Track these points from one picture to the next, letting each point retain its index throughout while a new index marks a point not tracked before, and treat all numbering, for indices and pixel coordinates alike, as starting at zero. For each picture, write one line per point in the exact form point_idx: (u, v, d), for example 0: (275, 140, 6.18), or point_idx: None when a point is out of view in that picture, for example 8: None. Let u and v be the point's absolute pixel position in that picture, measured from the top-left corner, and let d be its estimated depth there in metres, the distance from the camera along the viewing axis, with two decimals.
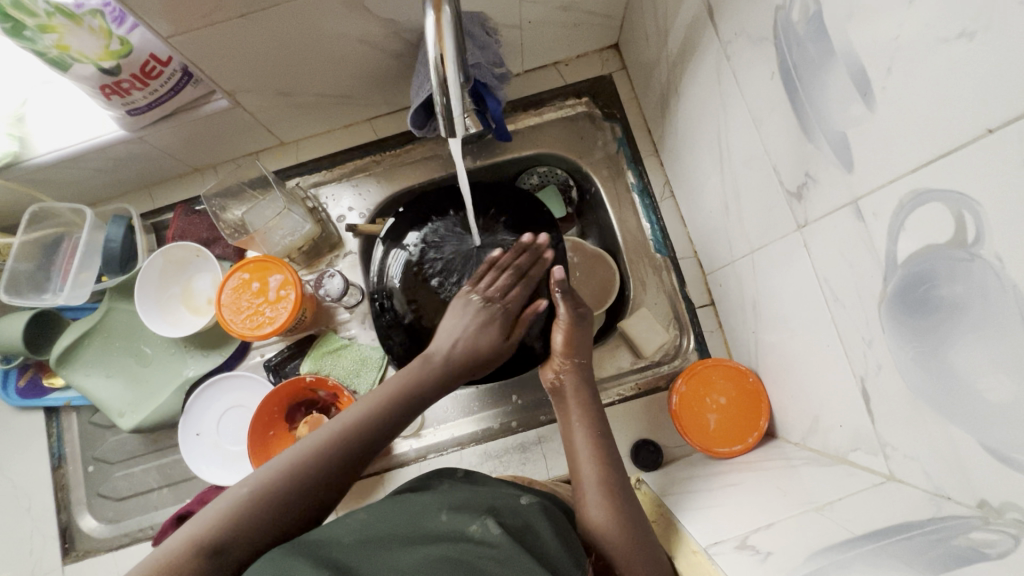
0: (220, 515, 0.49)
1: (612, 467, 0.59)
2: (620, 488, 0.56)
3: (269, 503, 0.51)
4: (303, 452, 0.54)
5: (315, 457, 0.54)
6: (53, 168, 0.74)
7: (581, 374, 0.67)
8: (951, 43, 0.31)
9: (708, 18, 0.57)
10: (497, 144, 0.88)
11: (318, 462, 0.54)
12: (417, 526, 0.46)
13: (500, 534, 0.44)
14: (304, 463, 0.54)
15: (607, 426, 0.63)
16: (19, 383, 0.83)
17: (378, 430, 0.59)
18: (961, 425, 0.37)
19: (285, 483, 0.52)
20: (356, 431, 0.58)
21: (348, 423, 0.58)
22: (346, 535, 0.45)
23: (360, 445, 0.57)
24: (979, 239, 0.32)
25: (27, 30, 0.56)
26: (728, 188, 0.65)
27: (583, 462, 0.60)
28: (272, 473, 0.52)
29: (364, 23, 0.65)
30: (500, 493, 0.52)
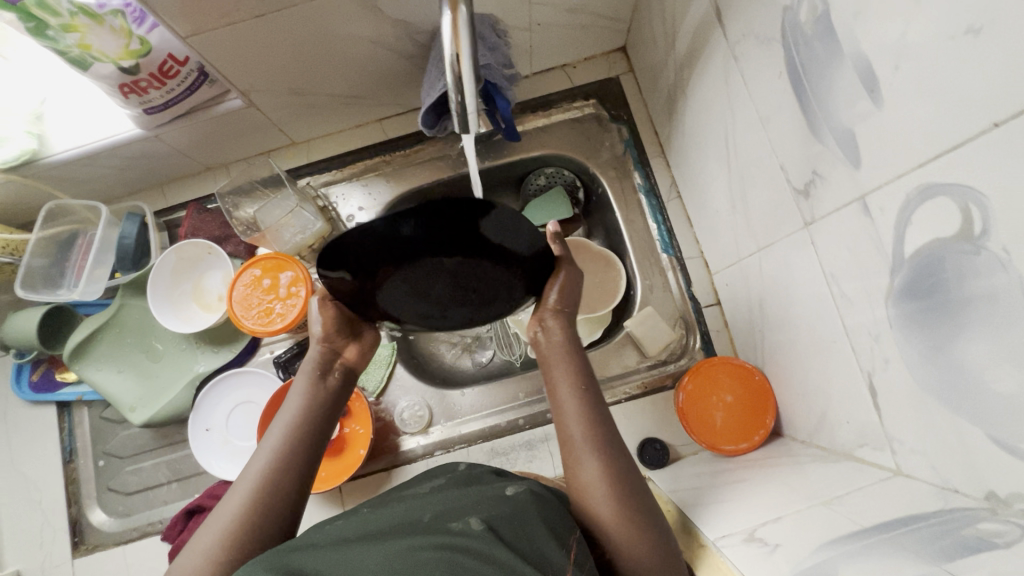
0: (209, 557, 0.48)
1: (600, 422, 0.56)
2: (617, 460, 0.53)
3: (244, 539, 0.50)
4: (252, 483, 0.53)
5: (258, 486, 0.53)
6: (70, 165, 0.75)
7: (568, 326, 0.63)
8: (957, 39, 0.32)
9: (715, 20, 0.58)
10: (506, 145, 0.90)
11: (271, 483, 0.53)
12: (409, 523, 0.47)
13: (483, 528, 0.44)
14: (254, 496, 0.52)
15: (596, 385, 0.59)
16: (32, 377, 0.84)
17: (321, 418, 0.59)
18: (969, 418, 0.38)
19: (249, 515, 0.51)
20: (301, 428, 0.57)
21: (273, 442, 0.56)
22: (340, 537, 0.46)
23: (303, 448, 0.56)
24: (985, 231, 0.33)
25: (50, 29, 0.57)
26: (735, 187, 0.65)
27: (575, 442, 0.55)
28: (226, 518, 0.50)
29: (377, 24, 0.66)
30: (486, 488, 0.52)
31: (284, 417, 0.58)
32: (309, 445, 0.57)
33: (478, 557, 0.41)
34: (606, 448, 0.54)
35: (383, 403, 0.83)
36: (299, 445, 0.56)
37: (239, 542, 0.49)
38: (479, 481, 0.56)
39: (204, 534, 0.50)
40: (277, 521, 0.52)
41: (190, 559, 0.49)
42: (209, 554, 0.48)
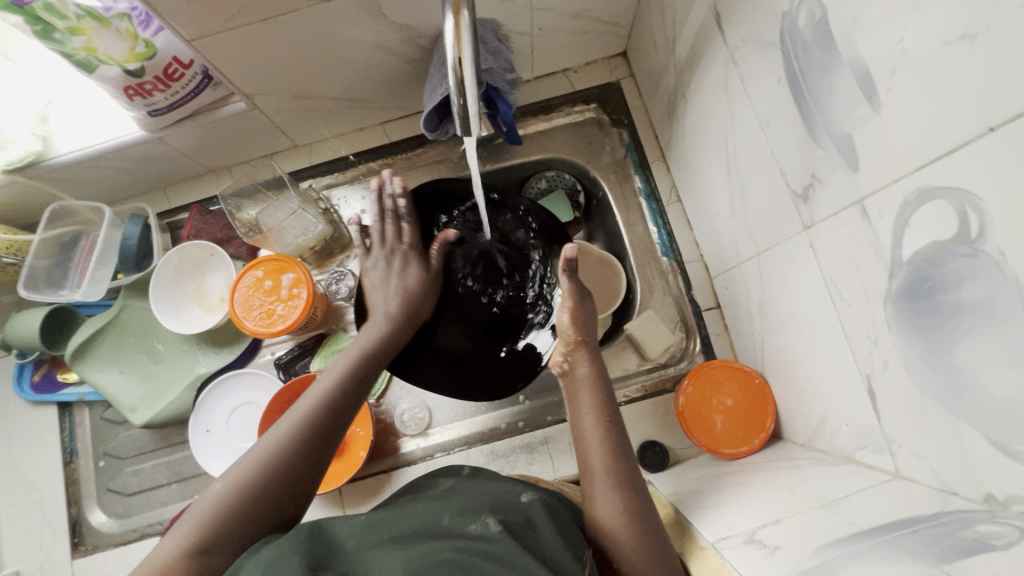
0: (246, 469, 0.51)
1: (621, 455, 0.57)
2: (630, 478, 0.55)
3: (281, 457, 0.52)
4: (303, 406, 0.56)
5: (304, 421, 0.55)
6: (74, 167, 0.75)
7: (596, 359, 0.65)
8: (953, 45, 0.32)
9: (716, 25, 0.59)
10: (507, 149, 0.90)
11: (324, 409, 0.57)
12: (416, 526, 0.47)
13: (499, 530, 0.46)
14: (296, 430, 0.54)
15: (614, 396, 0.62)
16: (33, 378, 0.84)
17: (365, 377, 0.63)
18: (968, 421, 0.38)
19: (292, 437, 0.54)
20: (346, 380, 0.60)
21: (325, 385, 0.59)
22: (346, 537, 0.46)
23: (350, 392, 0.60)
24: (982, 234, 0.33)
25: (57, 32, 0.58)
26: (735, 191, 0.66)
27: (592, 448, 0.58)
28: (267, 445, 0.53)
29: (381, 28, 0.67)
30: (504, 491, 0.52)
31: (336, 366, 0.62)
32: (356, 390, 0.61)
33: (494, 559, 0.43)
34: (626, 478, 0.55)
35: (383, 405, 0.83)
36: (351, 389, 0.60)
37: (274, 460, 0.52)
38: (496, 482, 0.56)
39: (258, 445, 0.54)
40: (315, 454, 0.54)
41: (232, 471, 0.51)
42: (247, 466, 0.51)
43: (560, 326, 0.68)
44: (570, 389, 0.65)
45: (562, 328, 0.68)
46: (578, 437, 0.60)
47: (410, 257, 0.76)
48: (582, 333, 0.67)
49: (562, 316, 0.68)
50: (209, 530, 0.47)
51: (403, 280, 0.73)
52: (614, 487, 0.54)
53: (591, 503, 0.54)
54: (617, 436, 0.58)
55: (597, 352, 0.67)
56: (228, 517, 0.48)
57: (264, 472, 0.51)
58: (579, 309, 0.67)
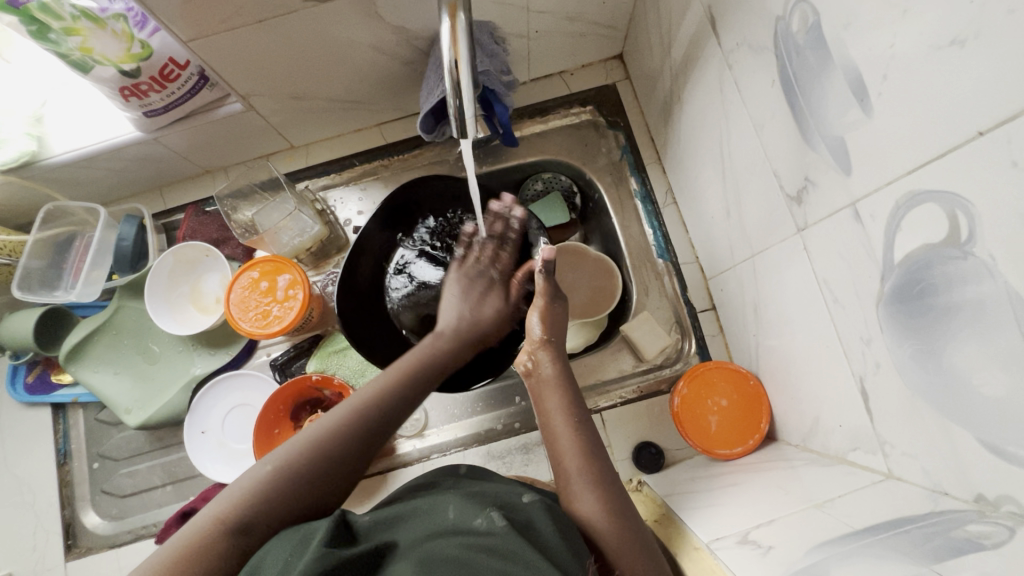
0: (293, 453, 0.52)
1: (594, 452, 0.57)
2: (606, 476, 0.55)
3: (329, 446, 0.53)
4: (356, 402, 0.56)
5: (354, 418, 0.55)
6: (69, 167, 0.75)
7: (560, 359, 0.66)
8: (944, 50, 0.33)
9: (710, 29, 0.59)
10: (503, 150, 0.91)
11: (376, 410, 0.57)
12: (416, 525, 0.47)
13: (504, 525, 0.46)
14: (344, 424, 0.55)
15: (578, 393, 0.63)
16: (28, 379, 0.84)
17: (424, 384, 0.62)
18: (959, 422, 0.38)
19: (340, 429, 0.54)
20: (402, 384, 0.60)
21: (381, 385, 0.59)
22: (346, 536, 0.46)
23: (406, 396, 0.59)
24: (971, 237, 0.34)
25: (52, 33, 0.58)
26: (730, 193, 0.66)
27: (563, 447, 0.58)
28: (314, 433, 0.53)
29: (377, 30, 0.67)
30: (504, 491, 0.53)
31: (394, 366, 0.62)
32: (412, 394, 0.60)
33: (497, 555, 0.43)
34: (602, 476, 0.55)
35: None
36: (406, 393, 0.60)
37: (320, 449, 0.52)
38: (497, 483, 0.57)
39: (305, 430, 0.54)
40: (360, 450, 0.54)
41: (279, 453, 0.52)
42: (296, 449, 0.52)
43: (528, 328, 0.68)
44: (535, 390, 0.64)
45: (528, 330, 0.68)
46: (549, 439, 0.60)
47: (487, 287, 0.72)
48: (551, 334, 0.67)
49: (533, 319, 0.68)
50: (247, 506, 0.48)
51: (474, 307, 0.70)
52: (593, 486, 0.54)
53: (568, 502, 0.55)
54: (588, 435, 0.59)
55: (561, 352, 0.67)
56: (266, 499, 0.49)
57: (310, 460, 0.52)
58: (548, 310, 0.68)
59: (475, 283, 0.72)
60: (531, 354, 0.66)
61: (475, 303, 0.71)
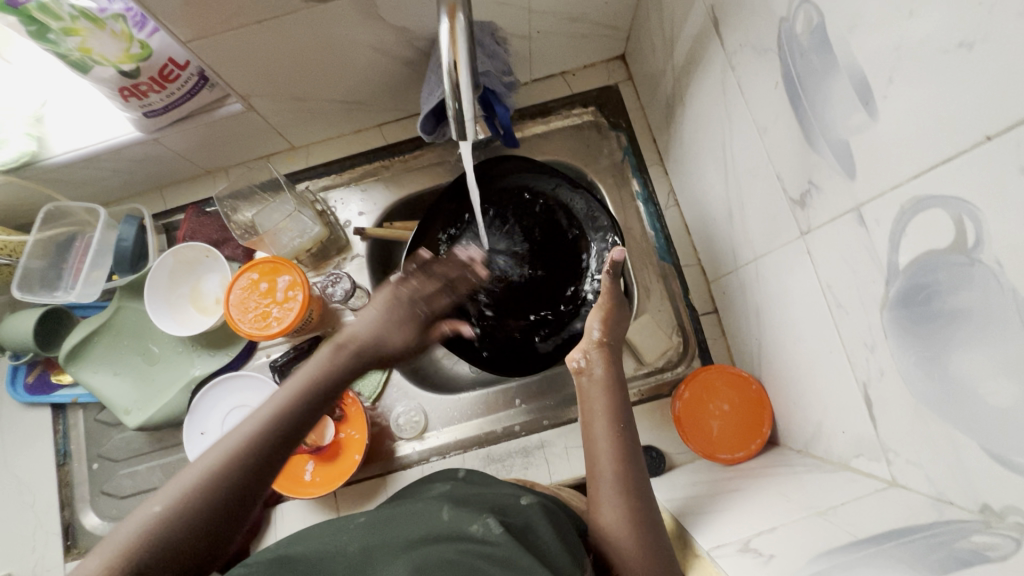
0: (196, 478, 0.46)
1: (631, 462, 0.56)
2: (638, 485, 0.54)
3: (239, 465, 0.47)
4: (264, 411, 0.50)
5: (234, 457, 0.47)
6: (69, 168, 0.75)
7: (616, 366, 0.64)
8: (950, 54, 0.32)
9: (713, 30, 0.58)
10: (504, 151, 0.90)
11: (259, 445, 0.48)
12: (414, 530, 0.47)
13: (501, 532, 0.45)
14: (223, 467, 0.47)
15: (628, 401, 0.61)
16: (28, 379, 0.84)
17: (315, 404, 0.53)
18: (964, 431, 0.38)
19: (249, 445, 0.48)
20: (292, 408, 0.52)
21: (265, 414, 0.50)
22: (348, 544, 0.46)
23: (319, 396, 0.54)
24: (979, 243, 0.33)
25: (51, 33, 0.58)
26: (732, 195, 0.65)
27: (601, 451, 0.57)
28: (187, 486, 0.45)
29: (378, 30, 0.67)
30: (502, 495, 0.52)
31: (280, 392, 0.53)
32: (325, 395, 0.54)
33: (496, 563, 0.42)
34: (634, 487, 0.54)
35: (379, 408, 0.82)
36: (298, 419, 0.52)
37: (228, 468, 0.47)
38: (494, 487, 0.56)
39: (175, 480, 0.46)
40: (272, 459, 0.49)
41: (145, 512, 0.44)
42: (201, 470, 0.46)
43: (586, 327, 0.67)
44: (583, 388, 0.63)
45: (587, 330, 0.67)
46: (588, 439, 0.59)
47: (408, 318, 0.64)
48: (609, 338, 0.66)
49: (592, 320, 0.67)
50: (161, 530, 0.43)
51: (387, 332, 0.62)
52: (623, 497, 0.53)
53: (598, 507, 0.54)
54: (631, 442, 0.57)
55: (617, 357, 0.65)
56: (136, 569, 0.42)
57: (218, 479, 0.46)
58: (611, 313, 0.67)
59: (396, 312, 0.63)
60: (585, 353, 0.65)
61: (384, 326, 0.62)
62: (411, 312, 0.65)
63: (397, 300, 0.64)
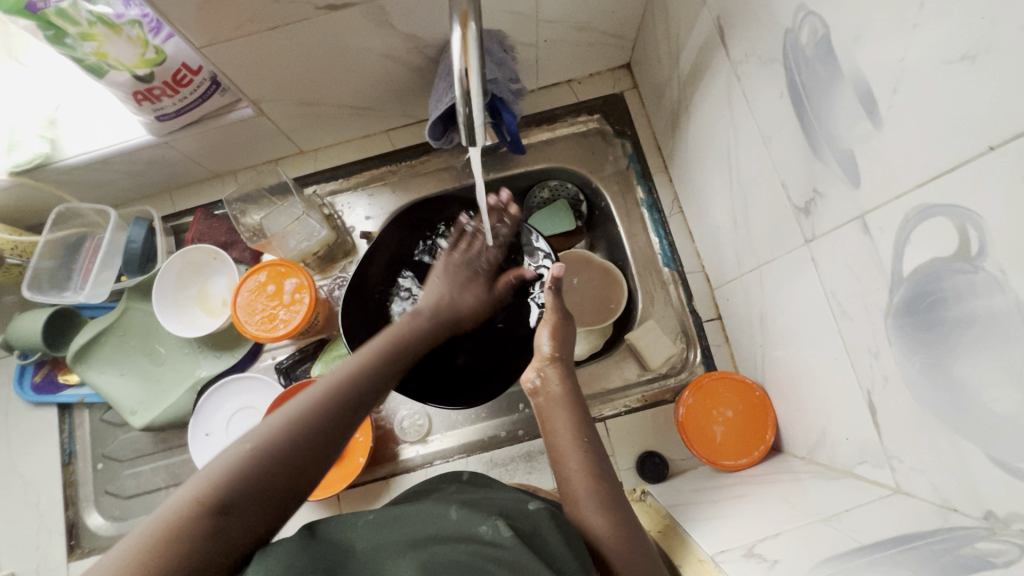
0: (280, 423, 0.49)
1: (601, 474, 0.56)
2: (616, 497, 0.55)
3: (317, 416, 0.51)
4: (337, 373, 0.55)
5: (315, 407, 0.51)
6: (82, 170, 0.76)
7: (570, 380, 0.65)
8: (954, 65, 0.33)
9: (719, 40, 0.59)
10: (510, 158, 0.91)
11: (338, 399, 0.53)
12: (423, 527, 0.47)
13: (510, 536, 0.45)
14: (305, 414, 0.50)
15: (586, 412, 0.62)
16: (35, 379, 0.84)
17: (385, 370, 0.59)
18: (968, 437, 0.38)
19: (326, 400, 0.52)
20: (365, 372, 0.57)
21: (343, 373, 0.56)
22: (357, 537, 0.46)
23: (379, 373, 0.58)
24: (982, 252, 0.34)
25: (69, 38, 0.59)
26: (737, 203, 0.66)
27: (572, 472, 0.57)
28: (271, 428, 0.49)
29: (388, 38, 0.68)
30: (508, 498, 0.53)
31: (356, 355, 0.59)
32: (392, 369, 0.60)
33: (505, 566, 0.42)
34: (612, 499, 0.55)
35: (383, 411, 0.83)
36: (369, 383, 0.56)
37: (304, 419, 0.50)
38: (499, 490, 0.57)
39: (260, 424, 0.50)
40: (337, 427, 0.51)
41: (233, 450, 0.47)
42: (275, 425, 0.49)
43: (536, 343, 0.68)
44: (542, 409, 0.63)
45: (537, 346, 0.68)
46: (555, 460, 0.59)
47: (471, 277, 0.75)
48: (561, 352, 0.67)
49: (541, 336, 0.68)
50: (231, 481, 0.45)
51: (455, 296, 0.72)
52: (603, 510, 0.53)
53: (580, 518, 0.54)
54: (593, 453, 0.58)
55: (570, 369, 0.66)
56: (220, 501, 0.44)
57: (296, 428, 0.49)
58: (558, 325, 0.68)
59: (461, 274, 0.75)
60: (539, 370, 0.65)
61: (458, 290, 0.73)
62: (468, 257, 0.76)
63: (460, 259, 0.75)
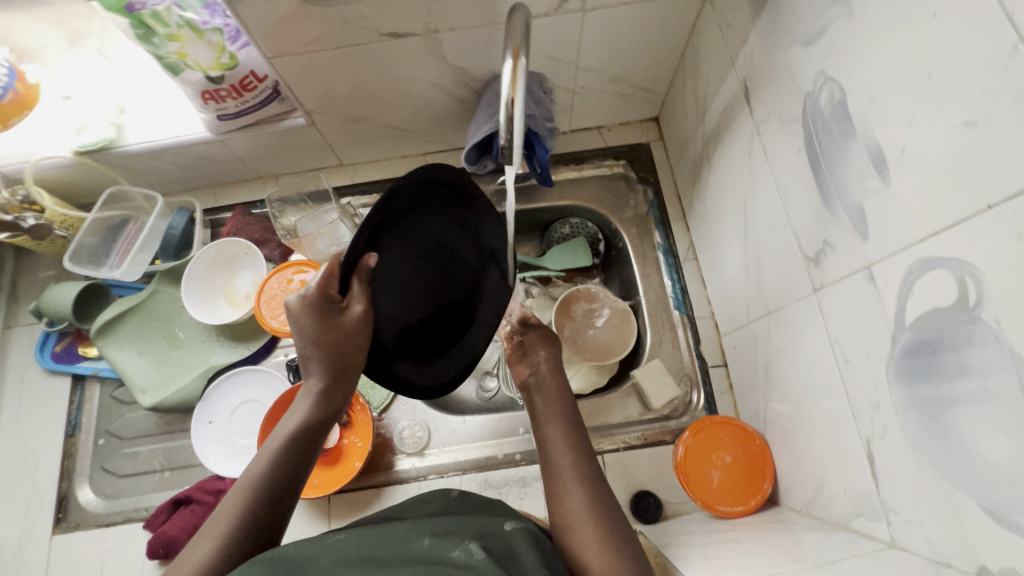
0: (208, 548, 0.50)
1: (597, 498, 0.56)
2: (608, 515, 0.55)
3: None
4: (219, 528, 0.51)
5: (234, 523, 0.52)
6: (140, 156, 0.82)
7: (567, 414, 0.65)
8: (957, 130, 0.36)
9: (744, 99, 0.64)
10: (537, 191, 0.95)
11: (256, 502, 0.54)
12: (394, 552, 0.48)
13: (483, 557, 0.45)
14: (229, 533, 0.51)
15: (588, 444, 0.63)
16: (55, 348, 0.87)
17: (300, 454, 0.58)
18: (962, 487, 0.39)
19: (216, 563, 0.49)
20: (276, 466, 0.56)
21: (255, 477, 0.55)
22: (324, 556, 0.47)
23: (296, 458, 0.58)
24: (979, 303, 0.36)
25: (156, 37, 0.66)
26: (750, 253, 0.69)
27: (573, 506, 0.56)
28: (196, 559, 0.49)
29: (439, 68, 0.74)
30: (486, 522, 0.53)
31: (267, 451, 0.58)
32: (304, 455, 0.59)
33: None
34: (608, 523, 0.54)
35: (384, 419, 0.84)
36: (285, 469, 0.57)
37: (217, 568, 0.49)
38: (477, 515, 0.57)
39: (188, 554, 0.51)
40: (266, 524, 0.53)
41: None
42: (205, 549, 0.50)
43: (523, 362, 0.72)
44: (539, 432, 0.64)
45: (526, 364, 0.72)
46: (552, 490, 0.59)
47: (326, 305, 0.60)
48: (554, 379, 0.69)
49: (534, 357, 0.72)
50: None
51: (313, 335, 0.60)
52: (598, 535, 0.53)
53: (577, 570, 0.52)
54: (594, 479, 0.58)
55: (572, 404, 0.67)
56: None
57: (222, 560, 0.50)
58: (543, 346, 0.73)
59: (311, 312, 0.60)
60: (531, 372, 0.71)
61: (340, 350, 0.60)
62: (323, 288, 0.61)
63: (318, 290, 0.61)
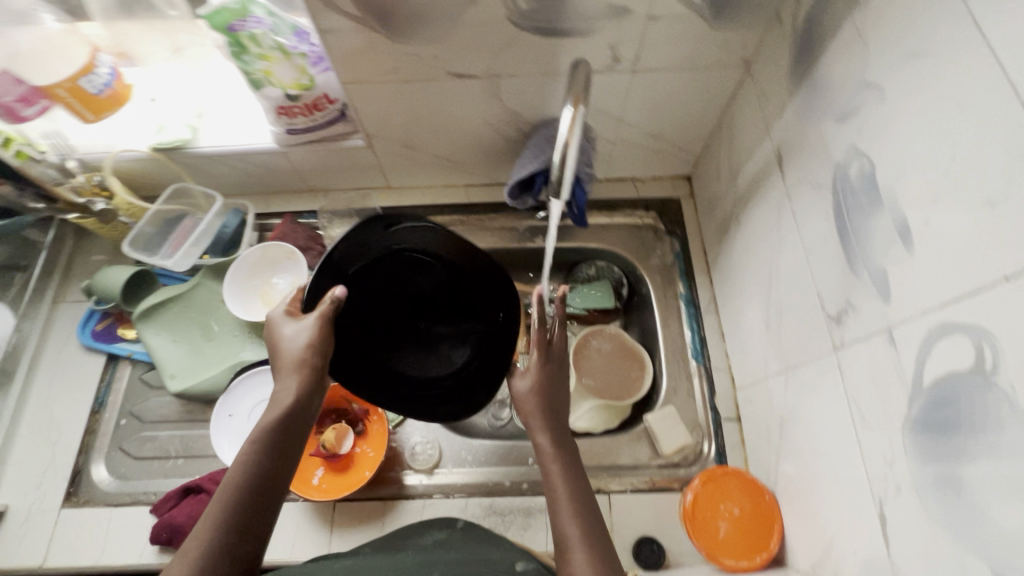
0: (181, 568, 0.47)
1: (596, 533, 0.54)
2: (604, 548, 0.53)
3: None
4: (190, 547, 0.48)
5: (205, 540, 0.48)
6: (209, 158, 0.88)
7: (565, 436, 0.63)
8: (978, 208, 0.39)
9: (776, 165, 0.69)
10: (568, 232, 1.00)
11: (227, 515, 0.50)
12: None
13: None
14: (203, 549, 0.48)
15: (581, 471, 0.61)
16: (97, 326, 0.91)
17: (273, 459, 0.55)
18: (973, 550, 0.40)
19: None
20: (247, 476, 0.53)
21: (225, 491, 0.52)
22: None
23: (270, 464, 0.54)
24: (995, 367, 0.38)
25: (247, 55, 0.73)
26: (772, 309, 0.72)
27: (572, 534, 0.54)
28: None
29: (495, 109, 0.80)
30: None
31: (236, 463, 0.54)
32: (279, 461, 0.55)
33: None
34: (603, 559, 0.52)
35: (397, 433, 0.85)
36: (258, 477, 0.53)
37: None
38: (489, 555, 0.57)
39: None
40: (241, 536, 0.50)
41: None
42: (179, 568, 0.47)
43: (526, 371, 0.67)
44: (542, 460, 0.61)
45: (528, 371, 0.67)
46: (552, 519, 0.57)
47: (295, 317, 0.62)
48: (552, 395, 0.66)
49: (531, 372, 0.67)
50: None
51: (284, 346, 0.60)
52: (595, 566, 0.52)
53: None
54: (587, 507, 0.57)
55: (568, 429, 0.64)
56: None
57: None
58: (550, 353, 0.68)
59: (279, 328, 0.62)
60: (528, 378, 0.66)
61: (309, 348, 0.60)
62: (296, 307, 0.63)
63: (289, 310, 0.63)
